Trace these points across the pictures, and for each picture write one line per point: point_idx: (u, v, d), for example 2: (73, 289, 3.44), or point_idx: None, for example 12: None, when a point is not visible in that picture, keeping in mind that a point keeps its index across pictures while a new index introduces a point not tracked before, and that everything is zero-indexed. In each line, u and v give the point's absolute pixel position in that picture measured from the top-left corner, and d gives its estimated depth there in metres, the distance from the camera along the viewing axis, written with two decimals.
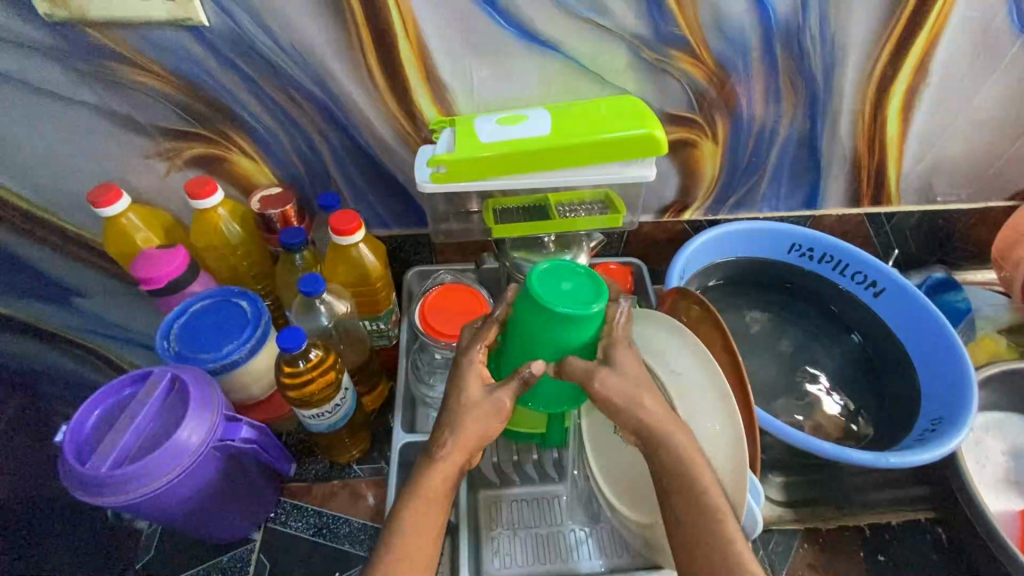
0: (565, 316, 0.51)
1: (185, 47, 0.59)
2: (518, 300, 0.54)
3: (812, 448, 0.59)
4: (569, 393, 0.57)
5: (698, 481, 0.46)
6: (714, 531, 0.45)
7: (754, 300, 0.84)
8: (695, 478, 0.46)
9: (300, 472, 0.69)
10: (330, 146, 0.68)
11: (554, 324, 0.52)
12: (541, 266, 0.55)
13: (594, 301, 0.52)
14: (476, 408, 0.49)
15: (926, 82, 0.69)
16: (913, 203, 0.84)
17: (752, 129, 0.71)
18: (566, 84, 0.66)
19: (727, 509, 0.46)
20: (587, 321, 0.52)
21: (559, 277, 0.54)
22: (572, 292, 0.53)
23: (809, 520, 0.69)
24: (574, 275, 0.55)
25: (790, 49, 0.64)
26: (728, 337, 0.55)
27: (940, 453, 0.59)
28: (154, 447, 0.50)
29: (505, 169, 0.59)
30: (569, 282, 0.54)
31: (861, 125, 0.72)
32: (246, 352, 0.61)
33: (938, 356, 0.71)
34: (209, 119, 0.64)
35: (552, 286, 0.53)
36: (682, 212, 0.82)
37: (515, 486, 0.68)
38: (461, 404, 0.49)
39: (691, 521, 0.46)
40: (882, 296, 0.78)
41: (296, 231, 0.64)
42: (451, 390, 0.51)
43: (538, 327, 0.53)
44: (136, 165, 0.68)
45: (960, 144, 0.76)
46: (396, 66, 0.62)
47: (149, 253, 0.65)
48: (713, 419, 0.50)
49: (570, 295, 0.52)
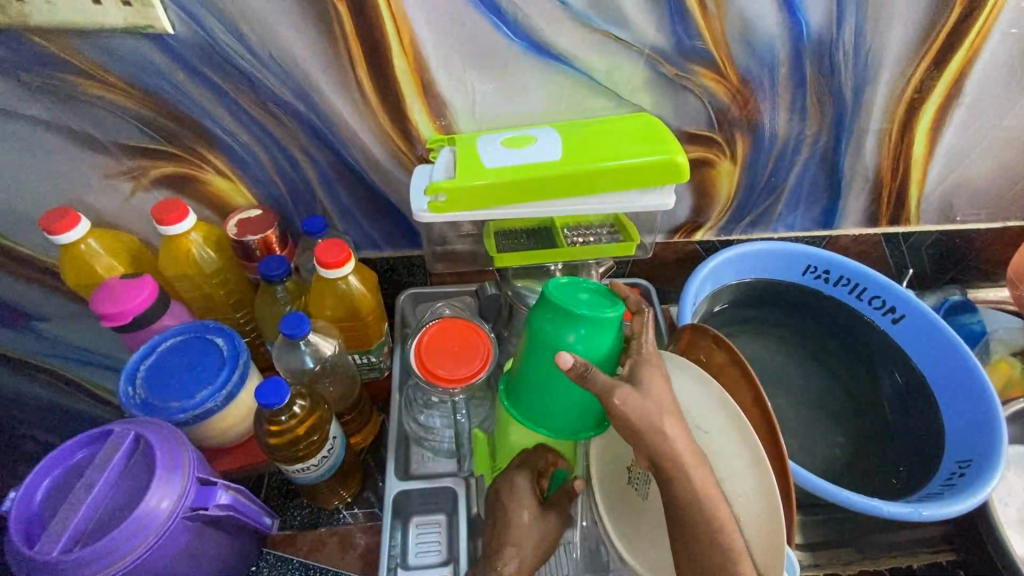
0: (578, 323, 0.47)
1: (148, 57, 0.52)
2: (532, 312, 0.51)
3: (841, 500, 0.55)
4: (592, 413, 0.52)
5: (718, 529, 0.41)
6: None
7: (768, 323, 0.79)
8: (716, 524, 0.41)
9: (285, 520, 0.64)
10: (315, 165, 0.62)
11: (569, 334, 0.48)
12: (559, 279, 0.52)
13: (610, 309, 0.48)
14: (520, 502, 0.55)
15: (959, 100, 0.64)
16: (931, 222, 0.79)
17: (773, 147, 0.66)
18: (578, 100, 0.60)
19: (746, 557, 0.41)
20: (602, 330, 0.48)
21: (576, 289, 0.51)
22: (589, 300, 0.49)
23: (829, 564, 0.66)
24: (591, 289, 0.51)
25: (820, 65, 0.59)
26: (756, 387, 0.49)
27: (973, 502, 0.56)
28: (113, 522, 0.45)
29: (511, 198, 0.53)
30: (586, 293, 0.50)
31: (887, 144, 0.68)
32: (221, 400, 0.55)
33: (962, 391, 0.67)
34: (177, 135, 0.58)
35: (565, 294, 0.49)
36: (694, 232, 0.76)
37: None
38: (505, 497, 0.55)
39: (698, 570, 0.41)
40: (901, 322, 0.73)
41: (278, 261, 0.58)
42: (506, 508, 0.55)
43: (554, 334, 0.48)
44: (96, 184, 0.61)
45: (988, 165, 0.72)
46: (389, 79, 0.56)
47: (110, 284, 0.57)
48: (745, 479, 0.44)
49: (585, 303, 0.48)
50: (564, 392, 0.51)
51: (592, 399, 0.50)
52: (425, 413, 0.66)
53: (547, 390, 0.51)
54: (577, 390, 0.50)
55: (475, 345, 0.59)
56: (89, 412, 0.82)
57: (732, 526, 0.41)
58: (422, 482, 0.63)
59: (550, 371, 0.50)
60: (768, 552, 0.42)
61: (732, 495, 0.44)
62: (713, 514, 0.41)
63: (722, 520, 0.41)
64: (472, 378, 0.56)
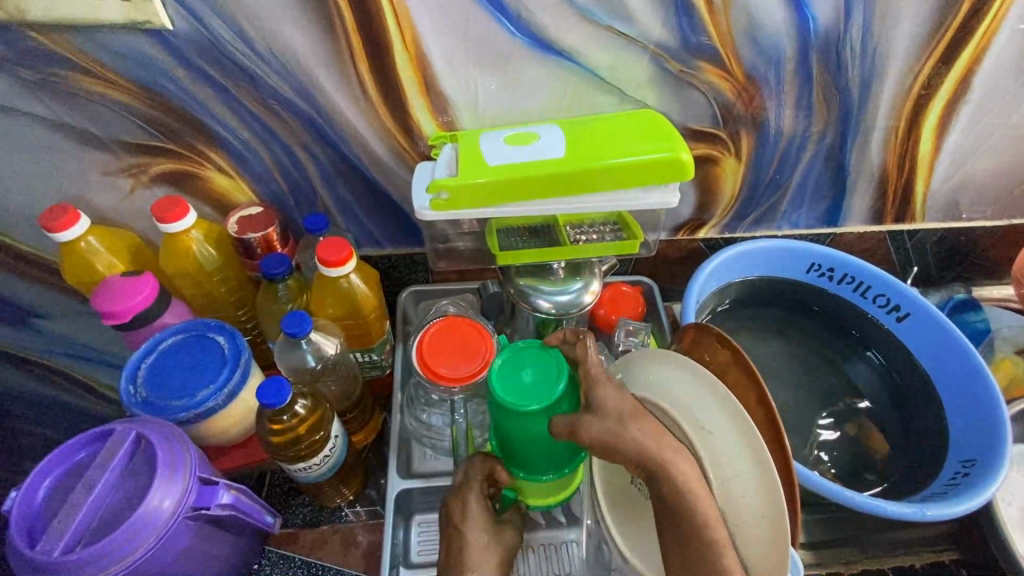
0: (540, 412, 0.50)
1: (146, 52, 0.51)
2: (496, 413, 0.53)
3: (845, 500, 0.55)
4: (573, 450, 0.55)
5: (706, 522, 0.40)
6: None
7: (771, 321, 0.79)
8: (704, 519, 0.40)
9: (287, 517, 0.64)
10: (316, 162, 0.61)
11: (531, 422, 0.50)
12: (499, 364, 0.53)
13: (557, 380, 0.51)
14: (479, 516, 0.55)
15: (966, 97, 0.64)
16: (937, 219, 0.78)
17: (779, 143, 0.65)
18: (580, 96, 0.60)
19: (732, 551, 0.40)
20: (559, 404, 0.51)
21: (519, 368, 0.53)
22: (536, 380, 0.51)
23: (831, 563, 0.66)
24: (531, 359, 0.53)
25: (827, 61, 0.58)
26: (761, 387, 0.49)
27: (976, 504, 0.55)
28: (114, 522, 0.45)
29: (515, 196, 0.52)
30: (529, 370, 0.52)
31: (893, 140, 0.67)
32: (222, 399, 0.55)
33: (969, 391, 0.67)
34: (177, 132, 0.57)
35: (512, 386, 0.51)
36: (698, 230, 0.76)
37: (539, 529, 0.64)
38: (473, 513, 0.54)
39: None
40: (906, 321, 0.73)
41: (279, 259, 0.58)
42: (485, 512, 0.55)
43: (527, 429, 0.51)
44: (96, 181, 0.60)
45: (994, 161, 0.71)
46: (391, 75, 0.55)
47: (110, 282, 0.57)
48: (747, 480, 0.43)
49: (535, 387, 0.51)
50: (545, 457, 0.54)
51: (567, 444, 0.53)
52: (425, 411, 0.66)
53: (524, 456, 0.54)
54: (561, 450, 0.53)
55: (477, 347, 0.58)
56: (92, 409, 0.82)
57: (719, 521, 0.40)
58: (422, 481, 0.63)
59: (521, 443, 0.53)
60: (770, 555, 0.42)
61: (730, 494, 0.43)
62: (703, 510, 0.40)
63: (708, 516, 0.40)
64: (473, 378, 0.56)
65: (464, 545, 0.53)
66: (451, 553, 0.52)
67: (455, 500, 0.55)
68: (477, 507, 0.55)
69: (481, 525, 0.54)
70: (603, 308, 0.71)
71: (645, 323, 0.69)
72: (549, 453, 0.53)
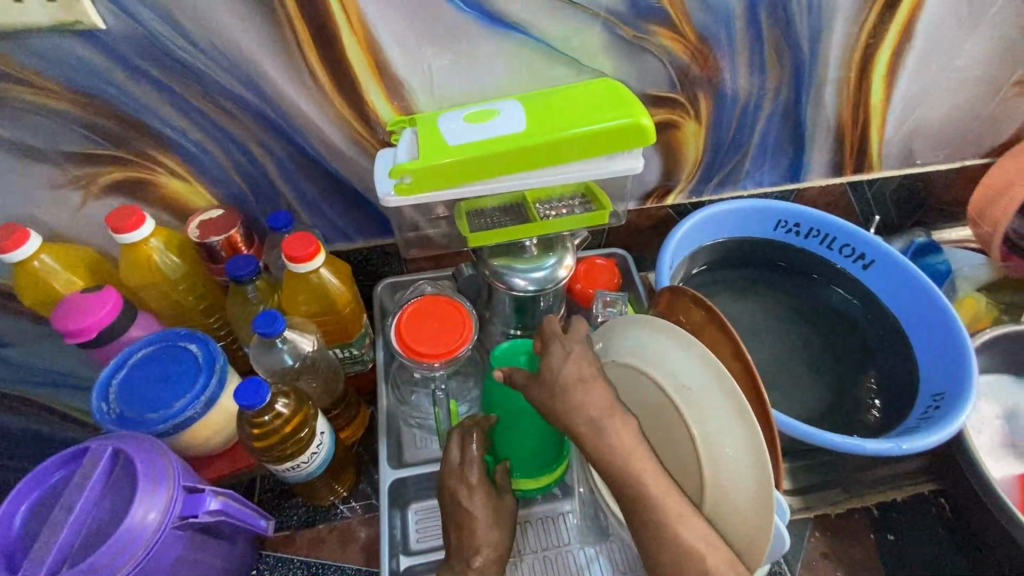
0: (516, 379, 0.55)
1: (80, 56, 0.49)
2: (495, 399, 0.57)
3: (822, 441, 0.56)
4: (558, 442, 0.60)
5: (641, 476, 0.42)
6: (698, 544, 0.40)
7: (741, 280, 0.81)
8: (627, 473, 0.42)
9: (281, 520, 0.63)
10: (273, 157, 0.60)
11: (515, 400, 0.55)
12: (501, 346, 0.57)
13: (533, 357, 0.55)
14: (478, 497, 0.55)
15: (911, 43, 0.65)
16: (894, 167, 0.80)
17: (736, 104, 0.66)
18: (537, 70, 0.59)
19: (669, 495, 0.41)
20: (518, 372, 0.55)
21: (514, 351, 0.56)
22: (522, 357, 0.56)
23: (818, 506, 0.68)
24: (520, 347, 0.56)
25: (775, 16, 0.59)
26: (736, 340, 0.50)
27: (947, 433, 0.58)
28: (99, 540, 0.44)
29: (478, 174, 0.52)
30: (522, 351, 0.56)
31: (846, 92, 0.68)
32: (201, 407, 0.54)
33: (937, 330, 0.69)
34: (124, 138, 0.55)
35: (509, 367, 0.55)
36: (666, 197, 0.76)
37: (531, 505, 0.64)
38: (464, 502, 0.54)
39: (660, 525, 0.40)
40: (871, 268, 0.75)
41: (245, 260, 0.57)
42: (477, 487, 0.55)
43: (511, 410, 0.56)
44: (45, 196, 0.58)
45: (944, 105, 0.73)
46: (341, 62, 0.54)
47: (69, 299, 0.55)
48: (730, 429, 0.44)
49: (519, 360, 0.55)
50: (524, 452, 0.58)
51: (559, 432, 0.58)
52: (413, 392, 0.67)
53: (525, 441, 0.58)
54: (541, 448, 0.58)
55: (457, 326, 0.58)
56: (69, 437, 0.79)
57: (651, 473, 0.42)
58: (414, 469, 0.63)
59: (521, 429, 0.57)
60: (756, 501, 0.42)
61: (715, 447, 0.44)
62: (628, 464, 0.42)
63: (633, 468, 0.42)
64: (455, 352, 0.56)
65: (474, 524, 0.53)
66: (462, 534, 0.53)
67: (457, 483, 0.55)
68: (482, 486, 0.55)
69: (485, 502, 0.55)
70: (579, 283, 0.73)
71: (622, 293, 0.70)
72: (531, 449, 0.58)
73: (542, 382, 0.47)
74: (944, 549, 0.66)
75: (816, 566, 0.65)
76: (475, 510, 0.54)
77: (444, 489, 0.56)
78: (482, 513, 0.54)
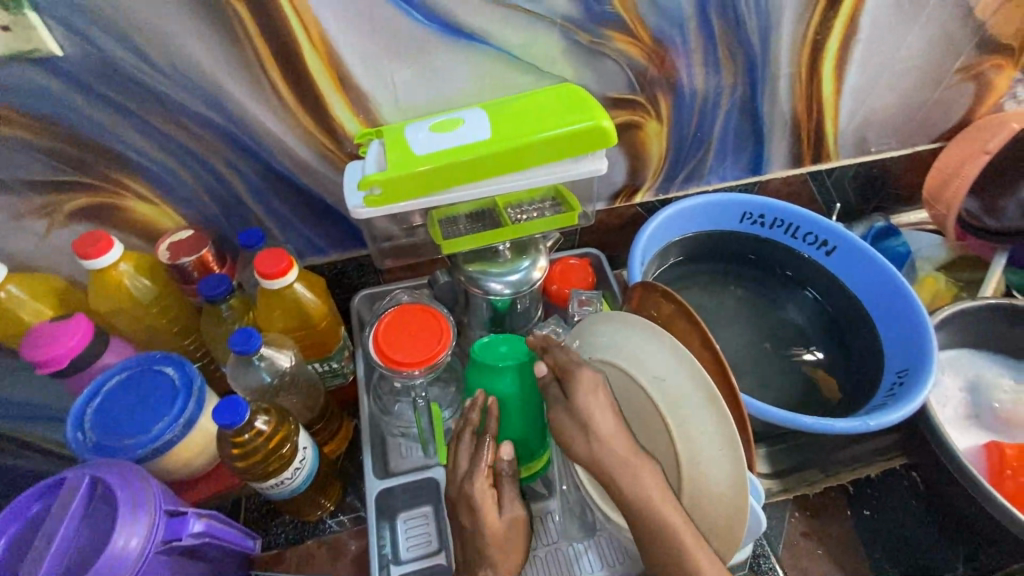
0: (502, 373, 0.56)
1: (38, 83, 0.49)
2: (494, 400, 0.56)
3: (796, 424, 0.58)
4: (542, 438, 0.60)
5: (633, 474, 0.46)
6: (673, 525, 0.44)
7: (712, 273, 0.84)
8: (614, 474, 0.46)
9: (267, 541, 0.63)
10: (242, 176, 0.60)
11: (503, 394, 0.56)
12: (482, 340, 0.59)
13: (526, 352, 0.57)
14: (485, 506, 0.53)
15: (856, 38, 0.68)
16: (850, 156, 0.84)
17: (694, 102, 0.68)
18: (499, 78, 0.61)
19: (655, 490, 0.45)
20: (504, 367, 0.56)
21: (496, 344, 0.58)
22: (509, 352, 0.57)
23: (796, 487, 0.70)
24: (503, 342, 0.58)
25: (725, 17, 0.62)
26: (705, 331, 0.51)
27: (911, 408, 0.60)
28: (80, 570, 0.43)
29: (447, 182, 0.52)
30: (503, 344, 0.58)
31: (798, 87, 0.71)
32: (180, 429, 0.53)
33: (896, 310, 0.72)
34: (88, 164, 0.55)
35: (493, 362, 0.56)
36: (634, 195, 0.78)
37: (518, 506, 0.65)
38: (470, 514, 0.52)
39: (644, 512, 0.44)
40: (835, 253, 0.78)
41: (217, 279, 0.57)
42: (482, 508, 0.52)
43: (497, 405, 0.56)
44: (7, 226, 0.57)
45: (891, 95, 0.77)
46: (304, 78, 0.54)
47: (37, 329, 0.54)
48: (703, 417, 0.45)
49: (506, 355, 0.57)
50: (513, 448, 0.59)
51: (540, 430, 0.59)
52: (395, 402, 0.67)
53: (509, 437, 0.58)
54: (527, 443, 0.59)
55: (435, 333, 0.59)
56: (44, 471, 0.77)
57: (634, 467, 0.46)
58: (401, 479, 0.64)
59: (509, 424, 0.57)
60: (732, 485, 0.44)
61: (691, 435, 0.46)
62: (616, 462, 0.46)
63: (622, 467, 0.46)
64: (434, 359, 0.57)
65: (484, 540, 0.52)
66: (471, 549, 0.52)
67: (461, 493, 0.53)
68: (490, 496, 0.53)
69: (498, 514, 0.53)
70: (554, 284, 0.74)
71: (597, 291, 0.72)
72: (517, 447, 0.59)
73: (557, 396, 0.50)
74: (918, 521, 0.69)
75: (799, 546, 0.67)
76: (484, 525, 0.52)
77: (451, 499, 0.55)
78: (493, 530, 0.52)
